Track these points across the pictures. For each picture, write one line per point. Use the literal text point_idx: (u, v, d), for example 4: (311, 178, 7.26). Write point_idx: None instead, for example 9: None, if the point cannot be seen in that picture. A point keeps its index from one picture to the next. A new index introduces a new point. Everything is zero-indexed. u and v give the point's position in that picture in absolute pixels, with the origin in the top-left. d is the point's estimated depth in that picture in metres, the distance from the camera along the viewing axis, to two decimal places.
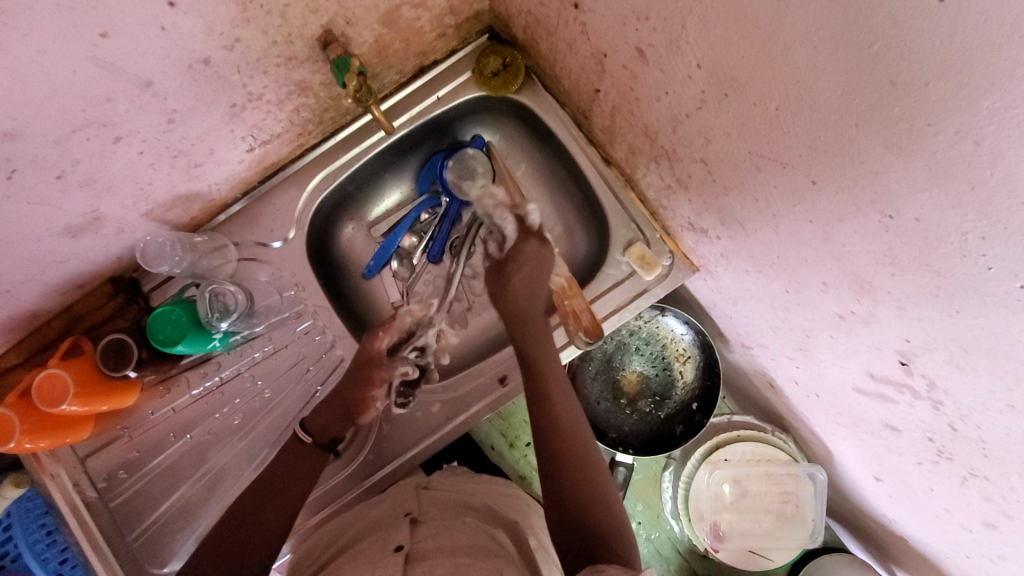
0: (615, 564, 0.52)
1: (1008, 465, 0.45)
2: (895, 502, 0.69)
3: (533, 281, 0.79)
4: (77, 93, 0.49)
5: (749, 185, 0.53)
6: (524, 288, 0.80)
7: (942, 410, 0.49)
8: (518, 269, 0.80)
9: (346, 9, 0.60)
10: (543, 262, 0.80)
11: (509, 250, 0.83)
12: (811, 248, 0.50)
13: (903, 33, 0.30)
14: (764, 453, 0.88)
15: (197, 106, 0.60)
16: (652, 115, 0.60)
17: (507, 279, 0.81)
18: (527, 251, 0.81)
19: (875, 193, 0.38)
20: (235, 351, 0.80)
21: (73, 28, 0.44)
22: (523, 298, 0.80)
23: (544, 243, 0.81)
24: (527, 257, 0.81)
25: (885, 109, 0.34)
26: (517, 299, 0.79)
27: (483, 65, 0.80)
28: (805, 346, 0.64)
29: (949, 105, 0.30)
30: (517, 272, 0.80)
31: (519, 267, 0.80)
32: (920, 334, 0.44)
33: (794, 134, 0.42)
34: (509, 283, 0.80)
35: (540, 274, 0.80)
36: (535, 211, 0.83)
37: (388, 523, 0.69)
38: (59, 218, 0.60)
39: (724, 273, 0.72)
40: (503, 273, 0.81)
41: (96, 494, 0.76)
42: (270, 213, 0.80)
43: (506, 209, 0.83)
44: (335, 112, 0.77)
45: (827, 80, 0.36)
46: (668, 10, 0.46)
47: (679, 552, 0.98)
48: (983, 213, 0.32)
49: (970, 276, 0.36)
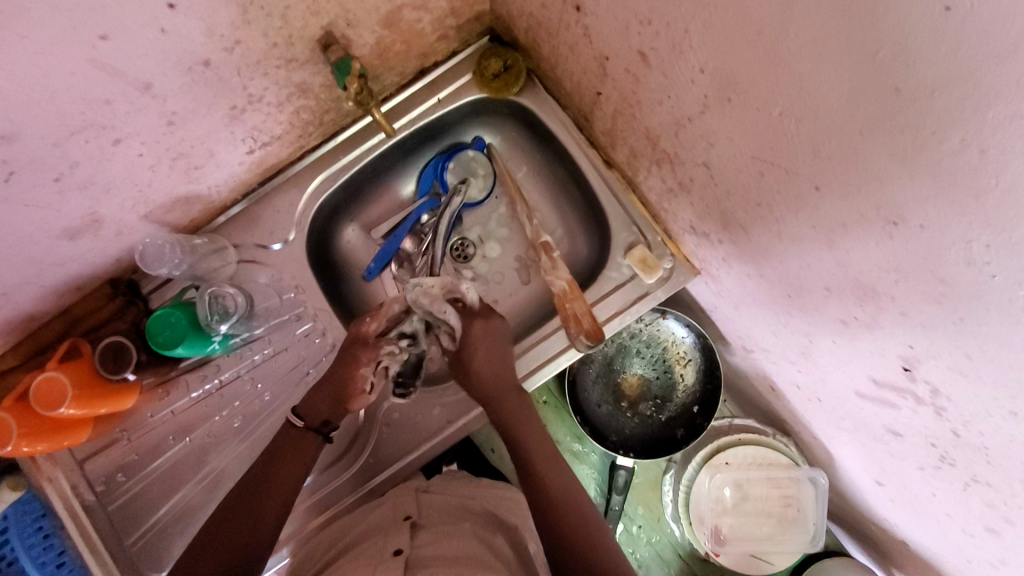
0: None
1: (1011, 473, 0.45)
2: (896, 508, 0.69)
3: (493, 356, 0.78)
4: (76, 96, 0.49)
5: (752, 190, 0.53)
6: (487, 371, 0.77)
7: (944, 417, 0.48)
8: (473, 353, 0.78)
9: (347, 11, 0.60)
10: (496, 334, 0.79)
11: (460, 337, 0.79)
12: (815, 254, 0.50)
13: (909, 40, 0.29)
14: (766, 457, 0.88)
15: (197, 108, 0.60)
16: (654, 119, 0.60)
17: (467, 364, 0.77)
18: (477, 333, 0.78)
19: (879, 200, 0.38)
20: (235, 353, 0.80)
21: (71, 31, 0.44)
22: (489, 378, 0.77)
23: (487, 316, 0.80)
24: (479, 337, 0.78)
25: (890, 116, 0.33)
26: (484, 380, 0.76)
27: (483, 67, 0.79)
28: (807, 351, 0.64)
29: (955, 114, 0.30)
30: (475, 355, 0.77)
31: (477, 349, 0.77)
32: (924, 340, 0.44)
33: (798, 140, 0.42)
34: (472, 370, 0.77)
35: (496, 348, 0.78)
36: (468, 288, 0.81)
37: (387, 527, 0.69)
38: (57, 221, 0.59)
39: (725, 276, 0.72)
40: (463, 363, 0.78)
41: (94, 497, 0.75)
42: (270, 215, 0.80)
43: (443, 299, 0.79)
44: (335, 114, 0.77)
45: (831, 87, 0.36)
46: (671, 14, 0.46)
47: (679, 556, 0.98)
48: (989, 221, 0.32)
49: (975, 283, 0.36)
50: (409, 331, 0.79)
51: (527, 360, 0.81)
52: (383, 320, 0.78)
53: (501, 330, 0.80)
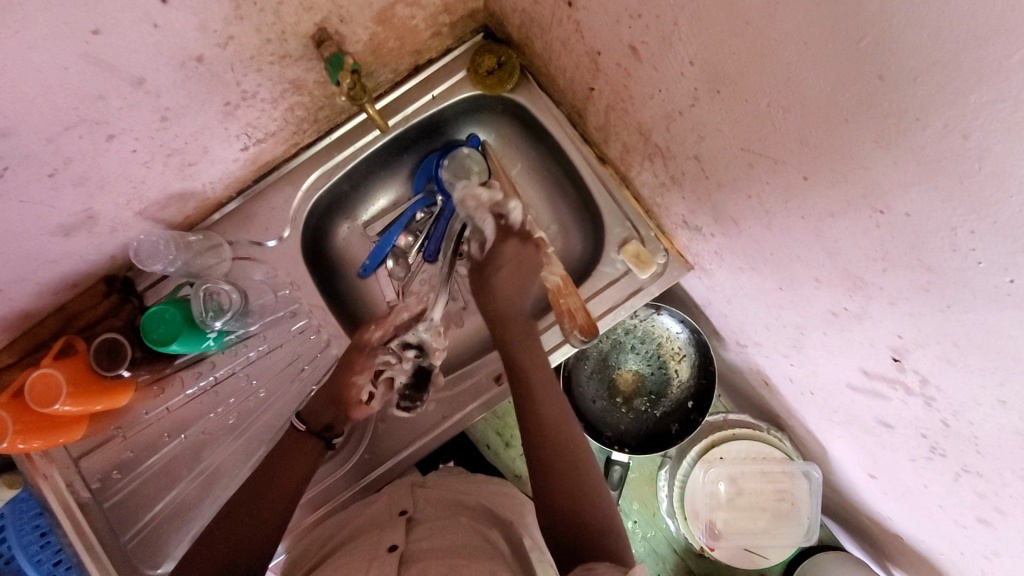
0: (608, 563, 0.54)
1: (1000, 461, 0.45)
2: (888, 499, 0.69)
3: (514, 282, 0.80)
4: (69, 91, 0.49)
5: (742, 182, 0.53)
6: (506, 287, 0.81)
7: (934, 407, 0.49)
8: (499, 271, 0.81)
9: (340, 7, 0.60)
10: (526, 261, 0.81)
11: (490, 249, 0.82)
12: (804, 245, 0.50)
13: (890, 28, 0.30)
14: (760, 452, 0.88)
15: (190, 104, 0.60)
16: (646, 113, 0.60)
17: (490, 278, 0.81)
18: (507, 252, 0.81)
19: (866, 189, 0.39)
20: (230, 350, 0.80)
21: (64, 25, 0.44)
22: (509, 295, 0.80)
23: (525, 239, 0.81)
24: (509, 257, 0.81)
25: (874, 104, 0.34)
26: (499, 299, 0.80)
27: (477, 64, 0.80)
28: (799, 343, 0.64)
29: (937, 99, 0.30)
30: (499, 274, 0.81)
31: (501, 266, 0.81)
32: (912, 330, 0.44)
33: (786, 131, 0.42)
34: (491, 283, 0.81)
35: (523, 275, 0.80)
36: (513, 209, 0.81)
37: (383, 522, 0.69)
38: (52, 217, 0.60)
39: (718, 271, 0.72)
40: (485, 275, 0.82)
41: (89, 494, 0.75)
42: (265, 212, 0.80)
43: (486, 209, 0.81)
44: (330, 110, 0.77)
45: (817, 76, 0.36)
46: (660, 8, 0.47)
47: (674, 551, 0.98)
48: (972, 208, 0.32)
49: (960, 271, 0.36)
50: (414, 342, 0.82)
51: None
52: (388, 329, 0.82)
53: (533, 260, 0.81)
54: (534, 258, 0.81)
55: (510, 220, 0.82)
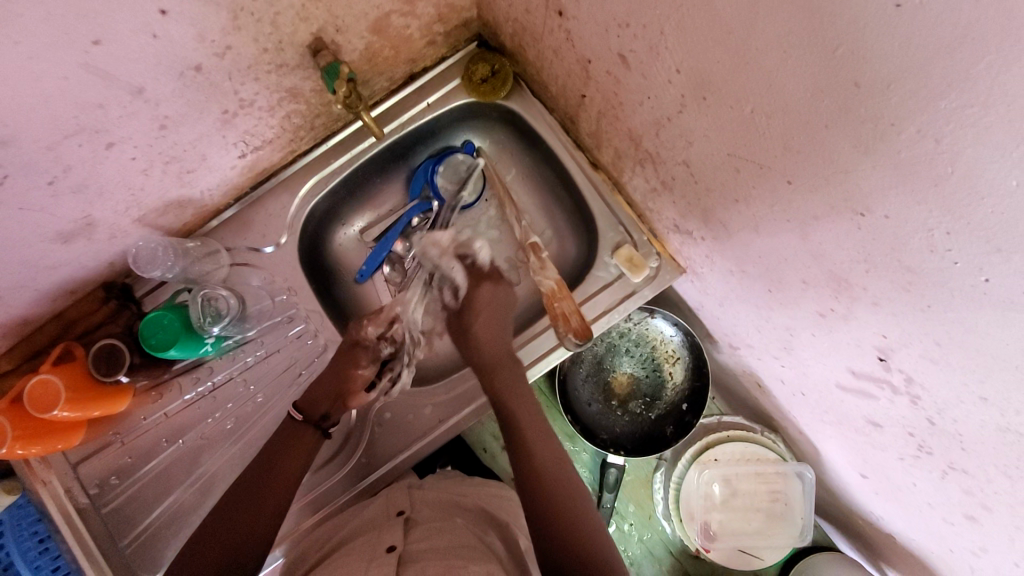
0: None
1: (985, 458, 0.46)
2: (880, 499, 0.70)
3: (494, 323, 0.81)
4: (70, 100, 0.50)
5: (730, 187, 0.54)
6: (486, 338, 0.80)
7: (920, 405, 0.50)
8: (476, 316, 0.81)
9: (336, 17, 0.62)
10: (499, 301, 0.83)
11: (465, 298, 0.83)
12: (791, 247, 0.51)
13: (864, 37, 0.31)
14: (755, 453, 0.89)
15: (189, 112, 0.61)
16: (636, 119, 0.61)
17: (469, 327, 0.81)
18: (482, 297, 0.82)
19: (847, 192, 0.40)
20: (228, 355, 0.81)
21: (65, 36, 0.45)
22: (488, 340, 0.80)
23: (495, 282, 0.84)
24: (484, 303, 0.82)
25: (851, 111, 0.35)
26: (484, 346, 0.79)
27: (471, 72, 0.81)
28: (789, 345, 0.65)
29: (910, 105, 0.31)
30: (477, 320, 0.81)
31: (479, 313, 0.81)
32: (895, 329, 0.45)
33: (770, 135, 0.43)
34: (472, 333, 0.81)
35: (499, 318, 0.82)
36: (480, 249, 0.85)
37: (380, 523, 0.70)
38: (52, 223, 0.60)
39: (709, 274, 0.73)
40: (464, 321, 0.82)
41: (87, 500, 0.76)
42: (262, 218, 0.81)
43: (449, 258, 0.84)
44: (326, 118, 0.79)
45: (797, 84, 0.38)
46: (647, 18, 0.48)
47: (671, 553, 0.99)
48: (947, 209, 0.33)
49: (938, 271, 0.37)
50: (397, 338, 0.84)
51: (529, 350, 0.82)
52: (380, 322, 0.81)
53: (507, 300, 0.84)
54: (506, 297, 0.83)
55: (479, 261, 0.85)
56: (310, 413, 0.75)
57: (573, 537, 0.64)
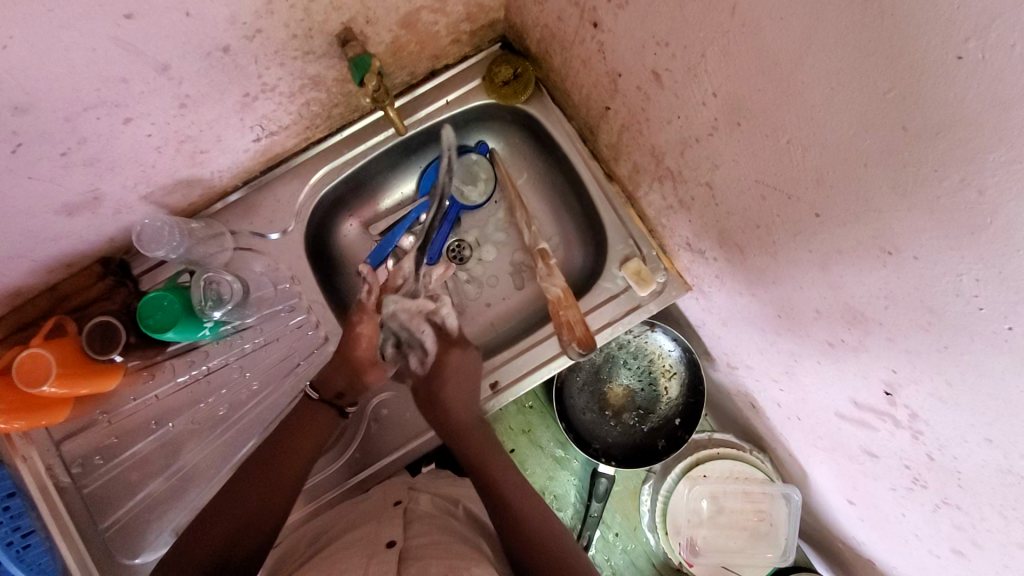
0: None
1: (981, 496, 0.47)
2: (865, 526, 0.71)
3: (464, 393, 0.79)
4: (95, 71, 0.48)
5: (752, 212, 0.55)
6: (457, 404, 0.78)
7: (921, 440, 0.51)
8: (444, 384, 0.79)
9: (368, 8, 0.61)
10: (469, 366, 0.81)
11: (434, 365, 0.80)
12: (809, 276, 0.52)
13: (919, 83, 0.32)
14: (742, 472, 0.91)
15: (211, 93, 0.59)
16: (661, 136, 0.62)
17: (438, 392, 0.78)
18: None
19: (877, 231, 0.40)
20: (225, 340, 0.79)
21: (98, 7, 0.43)
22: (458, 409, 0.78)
23: (465, 348, 0.82)
24: (453, 370, 0.80)
25: (895, 153, 0.36)
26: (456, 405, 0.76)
27: (494, 73, 0.81)
28: (791, 370, 0.66)
29: (956, 154, 0.32)
30: (446, 389, 0.78)
31: (449, 380, 0.79)
32: (907, 365, 0.46)
33: (804, 167, 0.44)
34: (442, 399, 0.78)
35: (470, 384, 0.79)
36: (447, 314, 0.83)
37: (378, 514, 0.68)
38: (59, 195, 0.59)
39: (716, 293, 0.74)
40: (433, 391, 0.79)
41: (69, 479, 0.74)
42: (270, 203, 0.80)
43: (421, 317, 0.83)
44: (344, 108, 0.78)
45: (840, 120, 0.38)
46: (688, 40, 0.48)
47: (653, 565, 0.99)
48: (979, 257, 0.34)
49: (960, 313, 0.38)
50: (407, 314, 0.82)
51: (518, 365, 0.81)
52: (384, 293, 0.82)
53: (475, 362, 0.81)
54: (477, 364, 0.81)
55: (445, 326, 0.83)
56: (324, 392, 0.75)
57: (560, 561, 0.65)
